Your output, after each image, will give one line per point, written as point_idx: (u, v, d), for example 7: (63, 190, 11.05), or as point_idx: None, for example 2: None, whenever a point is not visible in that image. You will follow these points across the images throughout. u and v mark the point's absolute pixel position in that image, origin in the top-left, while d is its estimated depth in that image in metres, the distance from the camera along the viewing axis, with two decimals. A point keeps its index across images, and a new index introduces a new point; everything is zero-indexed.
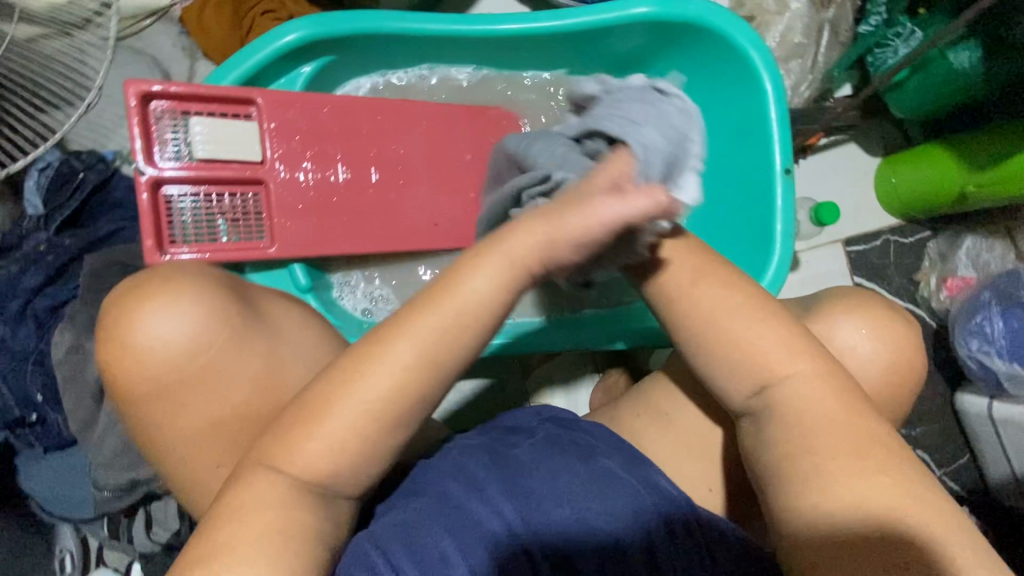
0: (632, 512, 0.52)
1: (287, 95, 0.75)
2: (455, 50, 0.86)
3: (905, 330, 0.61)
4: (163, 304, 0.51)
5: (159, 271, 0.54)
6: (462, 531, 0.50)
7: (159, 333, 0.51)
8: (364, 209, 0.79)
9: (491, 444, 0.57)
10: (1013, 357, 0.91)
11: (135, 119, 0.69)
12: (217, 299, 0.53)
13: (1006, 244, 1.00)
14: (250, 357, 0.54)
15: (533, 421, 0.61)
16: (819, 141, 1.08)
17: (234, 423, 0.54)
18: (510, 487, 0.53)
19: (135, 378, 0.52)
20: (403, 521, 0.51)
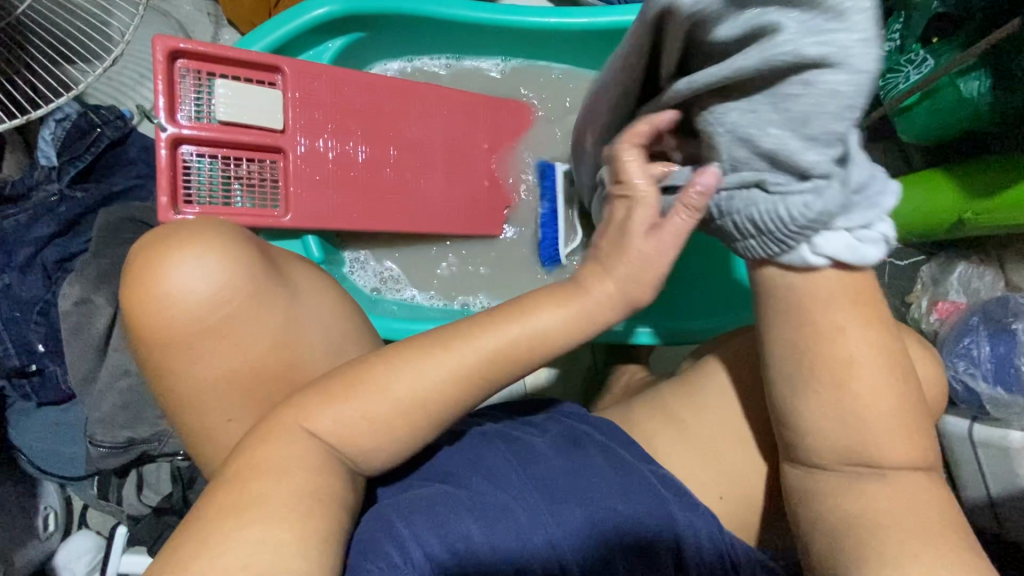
0: (645, 508, 0.56)
1: (313, 67, 0.75)
2: (481, 39, 0.87)
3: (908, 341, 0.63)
4: (190, 253, 0.51)
5: (189, 224, 0.54)
6: (480, 510, 0.53)
7: (186, 280, 0.51)
8: (381, 187, 0.79)
9: (509, 439, 0.61)
10: (997, 380, 0.96)
11: (161, 76, 0.69)
12: (244, 253, 0.53)
13: (995, 271, 1.04)
14: (273, 313, 0.54)
15: (543, 415, 0.67)
16: None
17: (248, 378, 0.54)
18: (533, 480, 0.56)
19: (156, 323, 0.51)
20: (425, 497, 0.53)
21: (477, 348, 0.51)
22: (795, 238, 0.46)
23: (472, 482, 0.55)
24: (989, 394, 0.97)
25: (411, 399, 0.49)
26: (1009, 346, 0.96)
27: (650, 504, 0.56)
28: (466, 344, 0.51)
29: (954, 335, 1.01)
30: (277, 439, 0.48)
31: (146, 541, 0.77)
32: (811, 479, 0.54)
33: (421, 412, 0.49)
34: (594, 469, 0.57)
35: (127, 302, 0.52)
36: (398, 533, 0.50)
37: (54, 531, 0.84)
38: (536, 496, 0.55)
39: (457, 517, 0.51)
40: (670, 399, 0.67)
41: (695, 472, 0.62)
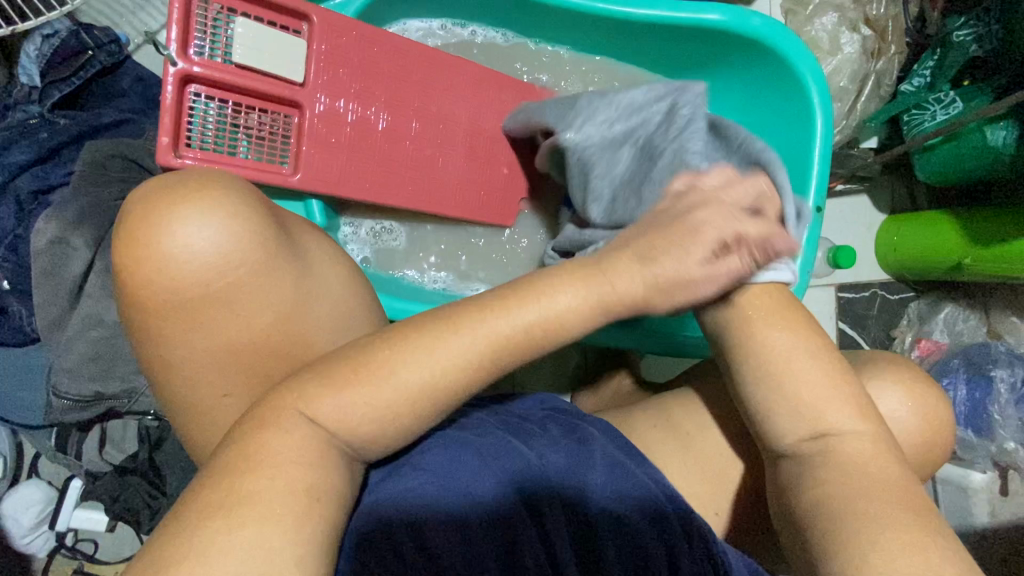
0: (649, 514, 0.54)
1: (343, 21, 0.70)
2: (518, 15, 0.83)
3: (926, 391, 0.62)
4: (192, 211, 0.46)
5: (194, 177, 0.50)
6: (476, 505, 0.51)
7: (200, 238, 0.46)
8: (400, 158, 0.75)
9: (504, 428, 0.57)
10: (968, 423, 0.99)
11: (176, 4, 0.62)
12: (258, 215, 0.49)
13: (980, 315, 1.07)
14: (280, 282, 0.50)
15: (539, 410, 0.63)
16: (837, 186, 1.12)
17: (229, 360, 0.49)
18: (533, 481, 0.53)
19: (147, 290, 0.47)
20: (421, 493, 0.50)
21: (509, 352, 0.48)
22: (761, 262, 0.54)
23: (475, 482, 0.52)
24: (960, 436, 1.00)
25: (429, 392, 0.46)
26: (984, 393, 0.98)
27: (647, 512, 0.54)
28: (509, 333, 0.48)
29: (934, 375, 1.03)
30: (287, 426, 0.44)
31: (105, 500, 0.73)
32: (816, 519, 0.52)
33: (423, 409, 0.46)
34: (598, 470, 0.55)
35: (126, 252, 0.47)
36: (393, 536, 0.48)
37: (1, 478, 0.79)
38: (535, 493, 0.52)
39: (462, 514, 0.50)
40: (676, 416, 0.66)
41: (691, 490, 0.62)
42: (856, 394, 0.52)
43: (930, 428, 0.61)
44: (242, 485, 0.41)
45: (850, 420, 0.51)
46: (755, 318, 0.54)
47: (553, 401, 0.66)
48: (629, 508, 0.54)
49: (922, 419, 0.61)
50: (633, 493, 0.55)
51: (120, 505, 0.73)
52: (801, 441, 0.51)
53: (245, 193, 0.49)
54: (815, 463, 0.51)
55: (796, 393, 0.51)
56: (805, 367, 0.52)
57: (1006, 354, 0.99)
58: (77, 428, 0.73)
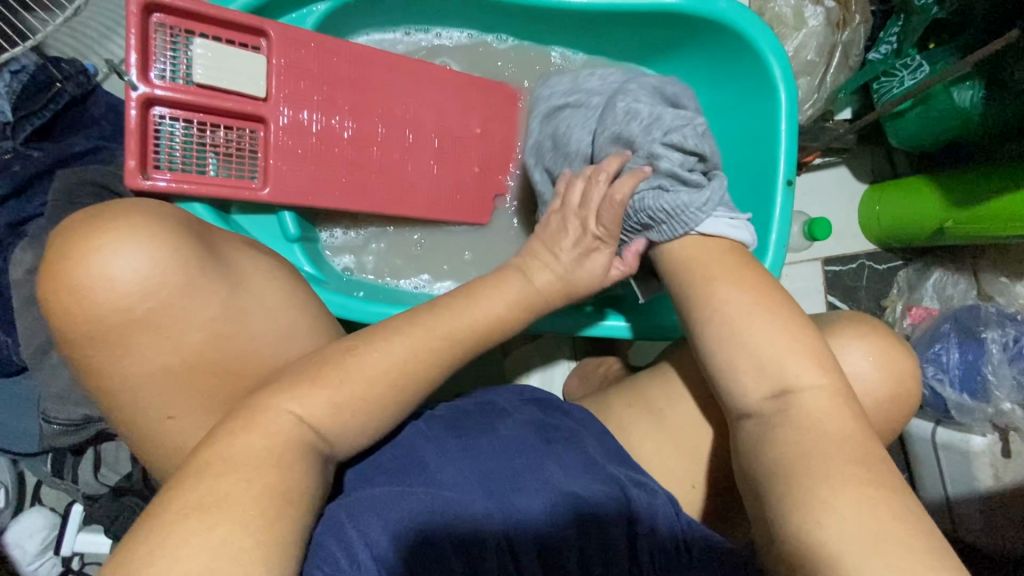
0: (611, 503, 0.54)
1: (300, 34, 0.71)
2: (476, 14, 0.83)
3: (896, 354, 0.63)
4: (116, 240, 0.48)
5: (129, 206, 0.52)
6: (436, 498, 0.52)
7: (137, 266, 0.48)
8: (367, 164, 0.76)
9: (476, 423, 0.60)
10: (963, 387, 0.97)
11: (134, 28, 0.63)
12: (180, 238, 0.50)
13: (969, 279, 1.07)
14: (208, 300, 0.51)
15: (518, 400, 0.66)
16: (814, 160, 1.12)
17: (169, 381, 0.50)
18: (497, 472, 0.55)
19: (72, 319, 0.48)
20: (380, 494, 0.52)
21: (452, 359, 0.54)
22: (693, 220, 0.59)
23: (438, 476, 0.54)
24: (956, 400, 0.98)
25: None
26: (977, 354, 0.97)
27: (612, 493, 0.55)
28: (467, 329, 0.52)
29: (926, 341, 1.03)
30: None
31: (104, 521, 0.74)
32: None
33: None
34: (561, 466, 0.56)
35: (67, 280, 0.47)
36: (348, 533, 0.48)
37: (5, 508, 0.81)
38: (494, 484, 0.54)
39: (418, 512, 0.50)
40: (653, 399, 0.66)
41: (671, 471, 0.62)
42: (826, 359, 0.51)
43: (902, 392, 0.62)
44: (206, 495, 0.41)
45: (823, 385, 0.50)
46: (717, 296, 0.54)
47: (532, 390, 0.69)
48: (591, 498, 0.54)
49: (893, 383, 0.62)
50: (599, 486, 0.55)
51: (117, 527, 0.74)
52: (762, 400, 0.51)
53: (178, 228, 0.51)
54: (772, 423, 0.50)
55: (763, 365, 0.51)
56: (769, 337, 0.52)
57: (997, 315, 0.99)
58: (71, 452, 0.75)
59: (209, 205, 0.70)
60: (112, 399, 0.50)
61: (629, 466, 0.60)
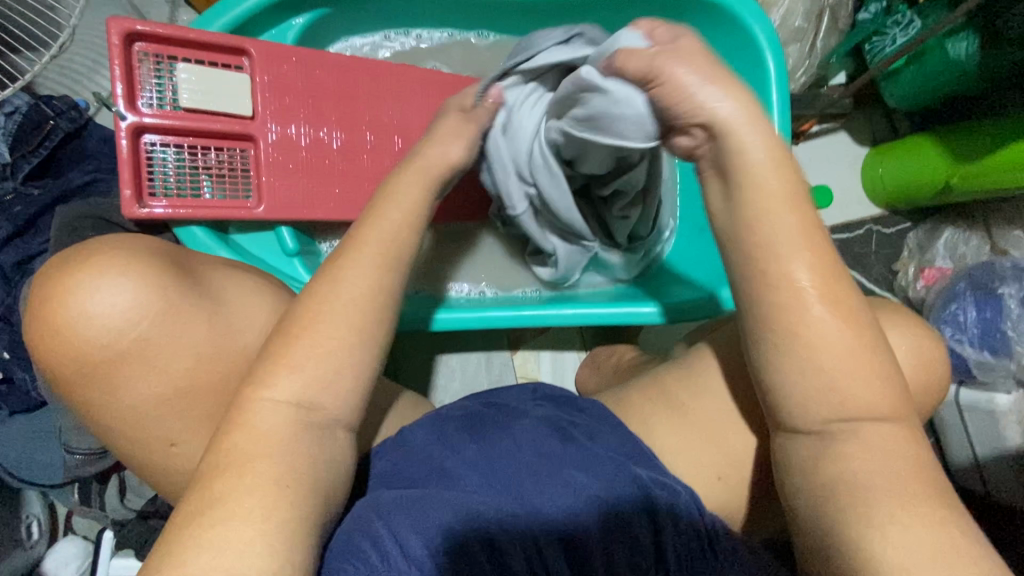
0: (635, 496, 0.53)
1: (280, 49, 0.71)
2: (455, 12, 0.83)
3: (905, 319, 0.62)
4: (92, 278, 0.48)
5: (102, 243, 0.52)
6: (458, 495, 0.52)
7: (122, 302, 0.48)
8: (359, 172, 0.76)
9: (492, 421, 0.59)
10: (984, 344, 0.96)
11: (118, 60, 0.64)
12: (153, 269, 0.50)
13: (982, 235, 1.04)
14: (191, 325, 0.51)
15: (530, 397, 0.64)
16: (812, 128, 1.10)
17: (178, 403, 0.51)
18: (519, 466, 0.54)
19: (55, 357, 0.48)
20: (406, 495, 0.52)
21: None
22: None
23: (459, 474, 0.54)
24: (977, 358, 0.97)
25: None
26: (995, 311, 0.96)
27: (634, 493, 0.53)
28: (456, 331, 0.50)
29: (942, 301, 1.01)
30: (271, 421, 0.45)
31: (134, 545, 0.76)
32: None
33: None
34: (580, 461, 0.55)
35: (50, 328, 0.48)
36: (375, 530, 0.49)
37: (39, 539, 0.82)
38: (519, 484, 0.53)
39: (441, 509, 0.50)
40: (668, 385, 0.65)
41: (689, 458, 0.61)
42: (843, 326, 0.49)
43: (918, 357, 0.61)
44: (217, 512, 0.42)
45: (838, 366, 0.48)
46: None
47: (547, 388, 0.66)
48: (615, 493, 0.53)
49: (908, 350, 0.60)
50: (620, 481, 0.54)
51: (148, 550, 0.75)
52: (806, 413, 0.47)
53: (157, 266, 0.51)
54: None
55: None
56: None
57: (1012, 269, 0.96)
58: (97, 480, 0.77)
59: (207, 227, 0.71)
60: (124, 426, 0.51)
61: (645, 459, 0.57)
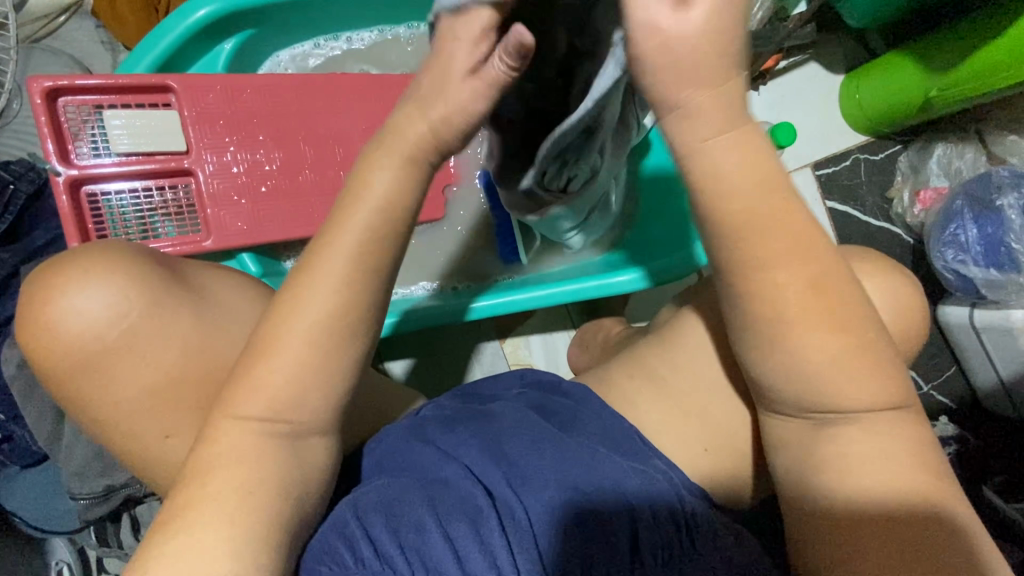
0: (612, 487, 0.52)
1: (204, 80, 0.71)
2: (382, 9, 0.82)
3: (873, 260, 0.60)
4: (79, 283, 0.50)
5: (83, 249, 0.53)
6: (436, 494, 0.52)
7: (103, 302, 0.50)
8: (304, 189, 0.76)
9: (475, 416, 0.59)
10: (989, 262, 0.90)
11: (43, 117, 0.66)
12: (138, 270, 0.52)
13: (976, 145, 0.99)
14: (177, 319, 0.52)
15: (516, 387, 0.63)
16: (779, 64, 1.05)
17: (138, 441, 0.52)
18: (499, 460, 0.55)
19: (48, 356, 0.50)
20: (386, 496, 0.53)
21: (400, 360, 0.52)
22: None
23: (441, 475, 0.54)
24: (983, 277, 0.91)
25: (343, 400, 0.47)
26: (997, 226, 0.90)
27: (608, 487, 0.52)
28: (370, 317, 0.47)
29: (940, 223, 0.95)
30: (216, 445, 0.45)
31: None
32: (775, 428, 0.49)
33: (333, 416, 0.47)
34: (557, 455, 0.54)
35: (39, 325, 0.50)
36: (353, 531, 0.50)
37: None
38: (499, 479, 0.54)
39: (412, 508, 0.51)
40: (647, 358, 0.63)
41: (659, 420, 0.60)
42: None
43: (881, 293, 0.57)
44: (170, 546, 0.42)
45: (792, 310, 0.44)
46: None
47: (534, 372, 0.66)
48: (588, 489, 0.52)
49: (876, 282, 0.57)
50: (597, 473, 0.53)
51: None
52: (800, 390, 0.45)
53: (155, 268, 0.53)
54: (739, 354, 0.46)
55: None
56: None
57: (1009, 178, 0.91)
58: (110, 520, 0.80)
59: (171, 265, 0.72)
60: None
61: (627, 444, 0.56)
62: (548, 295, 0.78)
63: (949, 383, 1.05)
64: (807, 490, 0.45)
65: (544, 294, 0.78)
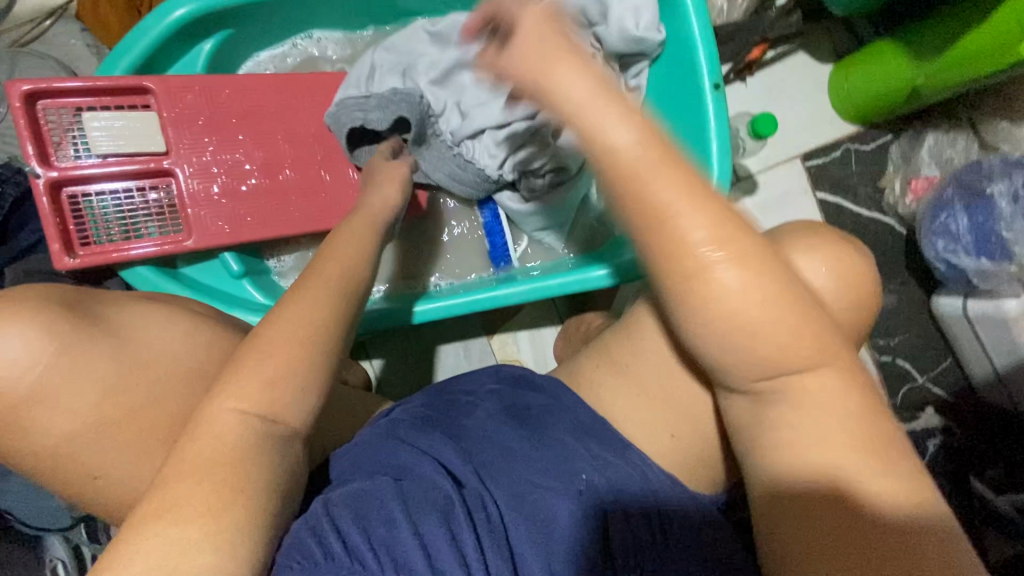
0: (580, 483, 0.52)
1: (181, 80, 0.72)
2: (360, 7, 0.82)
3: (842, 246, 0.58)
4: (0, 331, 0.47)
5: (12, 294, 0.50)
6: (406, 487, 0.52)
7: (21, 354, 0.47)
8: (283, 188, 0.77)
9: (447, 417, 0.60)
10: (980, 252, 0.88)
11: (22, 120, 0.66)
12: (54, 313, 0.49)
13: (968, 135, 0.98)
14: (103, 358, 0.50)
15: (489, 383, 0.64)
16: (766, 54, 1.04)
17: None
18: (469, 455, 0.55)
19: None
20: (357, 490, 0.52)
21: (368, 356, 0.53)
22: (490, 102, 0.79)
23: (413, 470, 0.54)
24: (974, 267, 0.89)
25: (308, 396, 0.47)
26: (987, 215, 0.87)
27: (574, 482, 0.52)
28: None
29: (930, 214, 0.94)
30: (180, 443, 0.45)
31: None
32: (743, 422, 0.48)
33: (299, 411, 0.48)
34: (527, 451, 0.55)
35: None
36: (323, 525, 0.49)
37: None
38: (470, 474, 0.54)
39: (381, 502, 0.51)
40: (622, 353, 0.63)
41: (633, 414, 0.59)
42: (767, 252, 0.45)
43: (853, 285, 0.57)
44: None
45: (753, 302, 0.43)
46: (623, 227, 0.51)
47: (508, 367, 0.67)
48: (558, 485, 0.52)
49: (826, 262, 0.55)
50: (564, 467, 0.54)
51: None
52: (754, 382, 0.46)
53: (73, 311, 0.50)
54: (704, 346, 0.46)
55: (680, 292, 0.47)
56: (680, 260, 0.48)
57: (1000, 166, 0.89)
58: (102, 517, 0.83)
59: (153, 265, 0.73)
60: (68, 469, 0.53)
61: (601, 438, 0.56)
62: (520, 294, 0.78)
63: (945, 374, 1.04)
64: (771, 482, 0.45)
65: (517, 293, 0.78)
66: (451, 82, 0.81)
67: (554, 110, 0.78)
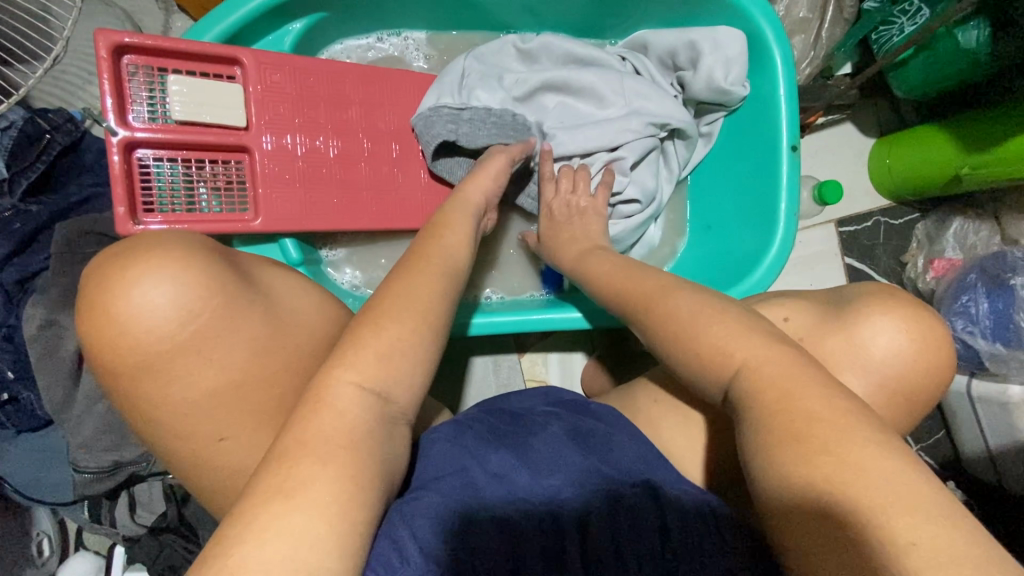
0: (655, 521, 0.48)
1: (273, 57, 0.70)
2: (455, 13, 0.82)
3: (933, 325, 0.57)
4: (155, 275, 0.46)
5: (143, 239, 0.50)
6: (479, 502, 0.49)
7: (174, 299, 0.46)
8: (355, 181, 0.75)
9: (514, 433, 0.56)
10: (996, 336, 0.93)
11: (106, 73, 0.63)
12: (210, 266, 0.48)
13: (992, 225, 1.02)
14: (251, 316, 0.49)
15: (546, 407, 0.61)
16: (818, 120, 1.09)
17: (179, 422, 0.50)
18: (535, 477, 0.51)
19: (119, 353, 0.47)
20: (433, 499, 0.48)
21: None
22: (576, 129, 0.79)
23: (478, 485, 0.50)
24: (988, 350, 0.94)
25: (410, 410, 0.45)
26: (1007, 302, 0.93)
27: (648, 516, 0.48)
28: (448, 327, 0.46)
29: (952, 294, 0.99)
30: None
31: (146, 562, 0.76)
32: None
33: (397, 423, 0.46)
34: (596, 481, 0.51)
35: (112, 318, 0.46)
36: (405, 538, 0.45)
37: (50, 556, 0.80)
38: (538, 496, 0.50)
39: (459, 514, 0.48)
40: None
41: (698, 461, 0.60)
42: None
43: None
44: None
45: None
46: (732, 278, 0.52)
47: (557, 393, 0.65)
48: (631, 521, 0.48)
49: (919, 352, 0.55)
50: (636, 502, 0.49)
51: (160, 564, 0.76)
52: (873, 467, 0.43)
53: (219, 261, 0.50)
54: None
55: None
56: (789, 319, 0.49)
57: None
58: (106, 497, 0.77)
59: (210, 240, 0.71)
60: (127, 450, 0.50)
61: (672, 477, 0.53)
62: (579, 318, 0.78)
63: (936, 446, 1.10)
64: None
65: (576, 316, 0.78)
66: (536, 104, 0.82)
67: (637, 146, 0.80)
